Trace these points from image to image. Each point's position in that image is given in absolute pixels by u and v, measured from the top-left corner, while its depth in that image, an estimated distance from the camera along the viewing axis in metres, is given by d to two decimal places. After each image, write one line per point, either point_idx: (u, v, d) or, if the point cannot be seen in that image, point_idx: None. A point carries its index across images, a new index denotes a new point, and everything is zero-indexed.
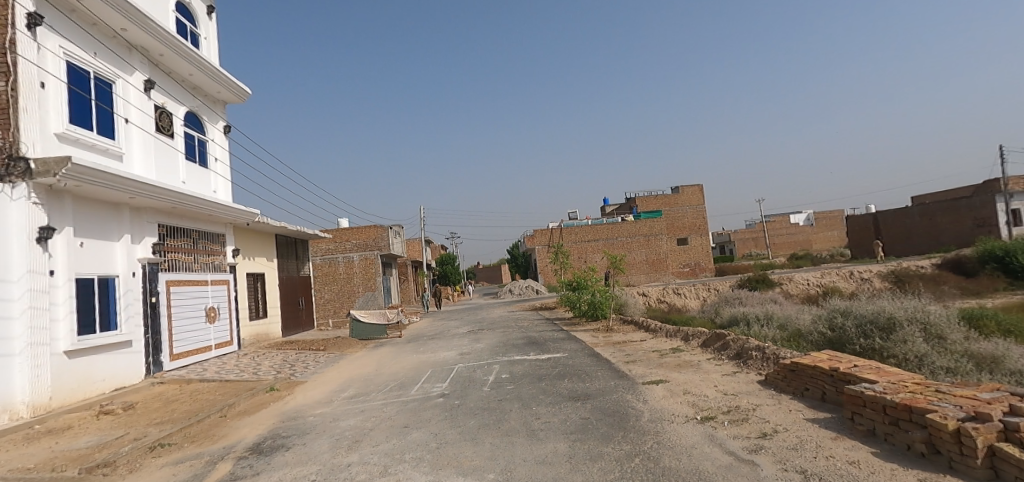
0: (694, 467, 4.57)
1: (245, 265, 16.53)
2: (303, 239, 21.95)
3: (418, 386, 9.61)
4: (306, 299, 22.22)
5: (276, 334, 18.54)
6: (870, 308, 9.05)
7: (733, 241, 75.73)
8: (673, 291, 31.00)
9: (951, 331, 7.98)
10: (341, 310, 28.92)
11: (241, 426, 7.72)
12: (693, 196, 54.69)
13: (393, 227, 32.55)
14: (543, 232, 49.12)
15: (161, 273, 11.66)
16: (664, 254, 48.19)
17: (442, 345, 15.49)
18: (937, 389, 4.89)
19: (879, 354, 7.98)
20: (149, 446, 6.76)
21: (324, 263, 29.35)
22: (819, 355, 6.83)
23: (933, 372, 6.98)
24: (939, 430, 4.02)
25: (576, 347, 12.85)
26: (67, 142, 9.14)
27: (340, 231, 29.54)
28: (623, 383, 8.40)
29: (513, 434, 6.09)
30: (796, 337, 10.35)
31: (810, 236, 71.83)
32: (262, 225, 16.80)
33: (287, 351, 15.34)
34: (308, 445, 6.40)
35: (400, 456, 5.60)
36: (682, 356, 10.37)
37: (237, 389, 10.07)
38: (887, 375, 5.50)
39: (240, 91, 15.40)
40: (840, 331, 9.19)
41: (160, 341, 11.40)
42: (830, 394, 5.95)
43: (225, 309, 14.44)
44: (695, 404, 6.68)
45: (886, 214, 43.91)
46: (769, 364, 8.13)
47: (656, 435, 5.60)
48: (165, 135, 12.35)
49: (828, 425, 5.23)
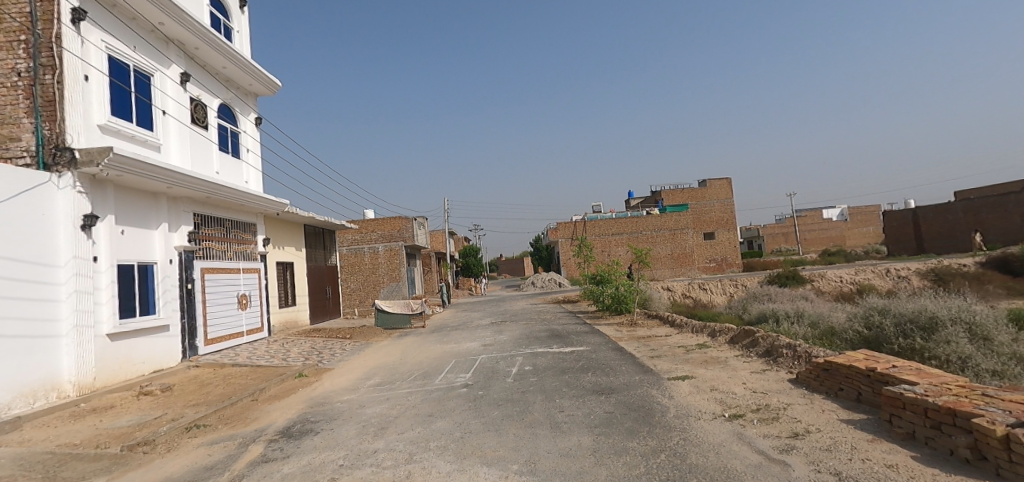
0: (723, 465, 4.51)
1: (275, 253, 16.91)
2: (330, 229, 22.33)
3: (443, 376, 9.70)
4: (333, 289, 22.59)
5: (303, 322, 18.92)
6: (912, 307, 8.75)
7: (761, 236, 74.45)
8: (700, 287, 30.59)
9: (998, 332, 7.67)
10: (366, 300, 29.24)
11: (271, 410, 7.92)
12: (722, 189, 54.04)
13: (417, 220, 32.98)
14: (566, 225, 48.98)
15: (196, 261, 11.99)
16: (690, 249, 47.55)
17: (466, 335, 15.60)
18: (984, 393, 4.70)
19: (919, 354, 7.70)
20: (185, 426, 6.99)
21: (349, 253, 29.70)
22: (855, 354, 6.63)
23: (978, 376, 6.72)
24: (987, 436, 3.87)
25: (599, 341, 12.79)
26: (108, 133, 9.43)
27: (367, 222, 29.94)
28: (648, 378, 8.33)
29: (537, 426, 6.10)
30: (829, 335, 10.09)
31: (843, 232, 69.85)
32: (291, 215, 17.12)
33: (314, 339, 15.65)
34: (335, 430, 6.53)
35: (426, 444, 5.66)
36: (709, 352, 10.23)
37: (267, 374, 10.34)
38: (928, 376, 5.31)
39: (271, 84, 15.69)
40: (877, 330, 8.91)
41: (194, 326, 11.75)
42: (866, 395, 5.79)
43: (256, 296, 14.80)
44: (722, 401, 6.58)
45: (926, 210, 42.40)
46: (800, 363, 7.94)
47: (683, 431, 5.54)
48: (200, 126, 12.66)
49: (864, 426, 5.09)
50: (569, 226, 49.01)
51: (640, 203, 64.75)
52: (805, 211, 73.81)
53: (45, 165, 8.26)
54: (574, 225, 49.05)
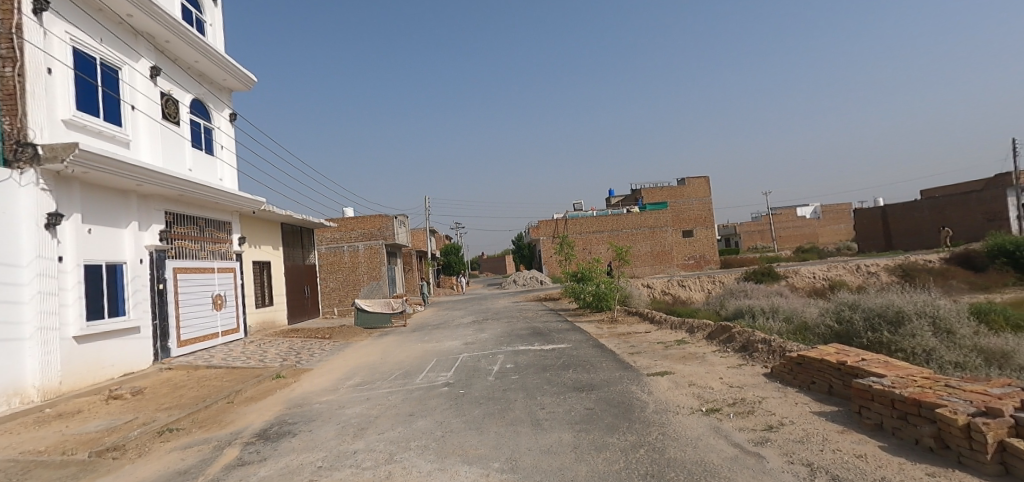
0: (699, 458, 4.59)
1: (251, 253, 16.62)
2: (308, 228, 22.02)
3: (424, 374, 9.67)
4: (311, 288, 22.31)
5: (281, 322, 18.65)
6: (880, 301, 9.02)
7: (737, 233, 75.75)
8: (679, 284, 31.00)
9: (961, 325, 7.94)
10: (346, 300, 28.91)
11: (248, 412, 7.80)
12: (700, 188, 54.79)
13: (397, 218, 32.76)
14: (548, 223, 49.07)
15: (168, 260, 11.72)
16: (669, 246, 48.14)
17: (448, 334, 15.54)
18: (946, 384, 4.86)
19: (886, 348, 7.94)
20: (157, 431, 6.84)
21: (328, 252, 29.37)
22: (826, 348, 6.81)
23: (941, 367, 6.95)
24: (949, 425, 4.01)
25: (580, 338, 12.87)
26: (74, 129, 9.18)
27: (346, 220, 29.59)
28: (628, 374, 8.43)
29: (518, 424, 6.13)
30: (802, 330, 10.34)
31: (816, 230, 71.48)
32: (268, 213, 16.86)
33: (292, 339, 15.46)
34: (314, 431, 6.46)
35: (406, 444, 5.65)
36: (687, 347, 10.38)
37: (243, 376, 10.18)
38: (895, 369, 5.48)
39: (246, 79, 15.41)
40: (847, 324, 9.17)
41: (167, 328, 11.49)
42: (837, 388, 5.94)
43: (232, 296, 14.55)
44: (700, 396, 6.69)
45: (894, 208, 43.69)
46: (775, 357, 8.12)
47: (661, 426, 5.62)
48: (171, 122, 12.38)
49: (836, 418, 5.22)
50: (550, 224, 49.10)
51: (620, 202, 65.29)
52: (780, 209, 75.36)
53: (5, 160, 7.88)
54: (555, 224, 49.20)
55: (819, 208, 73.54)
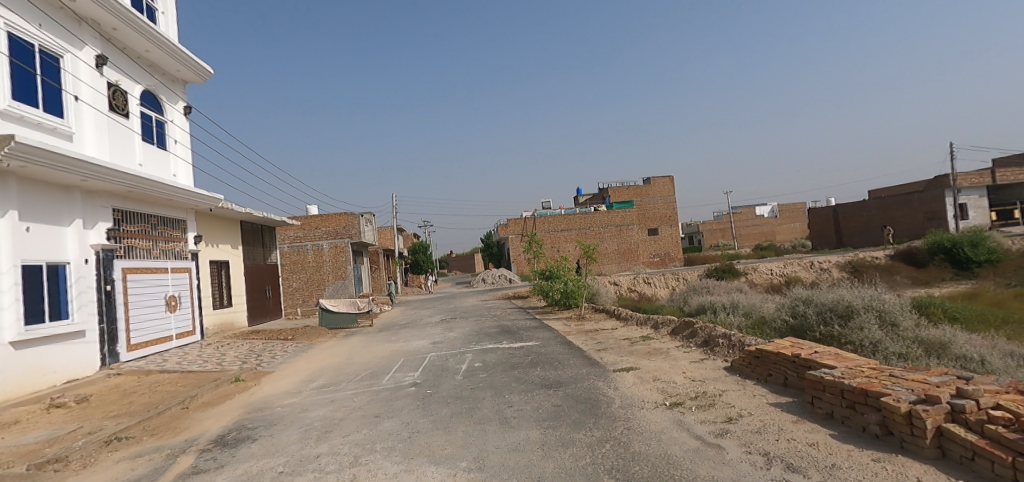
0: (663, 451, 4.72)
1: (208, 252, 16.12)
2: (269, 226, 21.49)
3: (391, 375, 9.59)
4: (273, 288, 21.78)
5: (241, 323, 18.15)
6: (831, 296, 9.42)
7: (700, 231, 77.67)
8: (644, 281, 31.59)
9: (904, 318, 8.36)
10: (309, 300, 28.34)
11: (204, 418, 7.59)
12: (665, 187, 55.84)
13: (363, 216, 32.28)
14: (517, 221, 49.19)
15: (116, 260, 11.26)
16: (635, 244, 48.96)
17: (415, 334, 15.43)
18: (891, 374, 5.12)
19: (837, 340, 8.31)
20: (104, 440, 6.58)
21: (292, 251, 28.71)
22: (782, 341, 7.07)
23: (886, 358, 7.32)
24: (892, 412, 4.23)
25: (549, 336, 12.97)
26: (9, 119, 8.73)
27: (310, 217, 28.97)
28: (595, 370, 8.56)
29: (486, 422, 6.16)
30: (760, 324, 10.70)
31: (774, 228, 73.96)
32: (225, 210, 16.38)
33: (253, 341, 15.08)
34: (274, 436, 6.34)
35: (372, 446, 5.60)
36: (652, 343, 10.61)
37: (199, 380, 9.87)
38: (845, 360, 5.75)
39: (201, 70, 14.93)
40: (802, 318, 9.55)
41: (116, 331, 11.05)
42: (792, 379, 6.18)
43: (187, 297, 14.09)
44: (664, 390, 6.86)
45: (845, 207, 45.64)
46: (734, 351, 8.39)
47: (627, 421, 5.74)
48: (119, 114, 11.90)
49: (790, 408, 5.44)
50: (519, 222, 49.23)
51: (588, 200, 65.99)
52: (741, 207, 77.63)
53: None
54: (524, 222, 49.39)
55: (777, 207, 76.12)
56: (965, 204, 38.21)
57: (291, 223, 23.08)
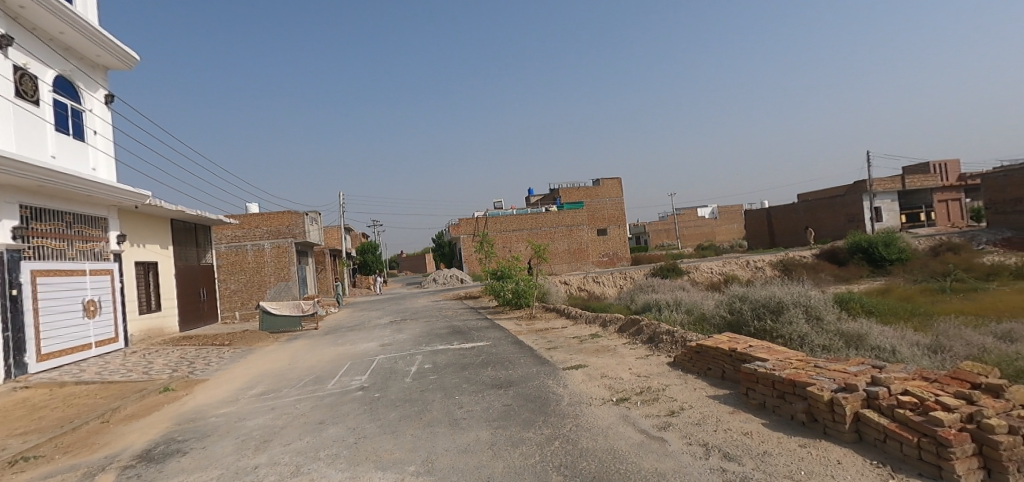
0: (609, 446, 4.87)
1: (133, 252, 15.23)
2: (203, 225, 20.55)
3: (336, 379, 9.38)
4: (208, 291, 20.81)
5: (171, 328, 17.24)
6: (764, 293, 9.96)
7: (647, 232, 80.01)
8: (593, 280, 32.23)
9: (828, 312, 8.96)
10: (249, 302, 27.24)
11: (127, 432, 7.18)
12: (614, 188, 57.04)
13: (308, 215, 31.33)
14: (469, 221, 49.09)
15: (25, 262, 10.45)
16: (585, 244, 49.88)
17: (363, 336, 15.13)
18: (816, 365, 5.49)
19: (769, 335, 8.80)
20: (10, 460, 6.11)
21: (230, 251, 27.48)
22: (721, 336, 7.41)
23: (812, 350, 7.81)
24: (817, 401, 4.53)
25: (500, 336, 13.05)
26: None
27: (251, 216, 27.77)
28: (544, 369, 8.69)
29: (435, 425, 6.14)
30: (701, 320, 11.17)
31: (715, 228, 77.23)
32: (152, 208, 15.54)
33: (185, 347, 14.37)
34: (207, 448, 6.08)
35: (315, 454, 5.48)
36: (600, 341, 10.88)
37: (123, 391, 9.31)
38: (777, 353, 6.10)
39: (124, 56, 14.11)
40: (738, 314, 10.04)
41: (24, 340, 10.25)
42: (729, 372, 6.50)
43: (109, 302, 13.26)
44: (611, 387, 7.06)
45: (778, 209, 48.26)
46: (677, 347, 8.73)
47: (575, 418, 5.87)
48: (29, 101, 11.06)
49: (727, 400, 5.73)
50: (470, 222, 49.12)
51: (539, 200, 66.65)
52: (685, 208, 80.52)
53: None
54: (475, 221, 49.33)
55: (718, 208, 79.49)
56: (880, 207, 41.01)
57: (229, 223, 22.11)
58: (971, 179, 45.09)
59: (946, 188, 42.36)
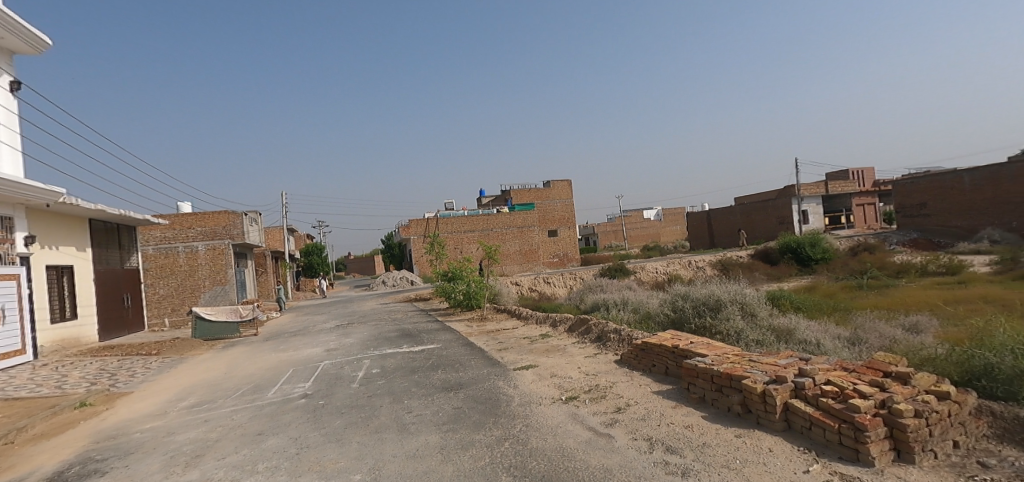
0: (558, 445, 4.93)
1: (44, 255, 14.15)
2: (126, 225, 19.34)
3: (277, 388, 9.04)
4: (133, 296, 19.59)
5: (90, 337, 16.11)
6: (704, 291, 10.37)
7: (596, 233, 81.63)
8: (544, 281, 32.55)
9: (761, 309, 9.44)
10: (180, 308, 25.81)
11: (37, 453, 6.65)
12: (564, 190, 57.79)
13: (248, 216, 30.03)
14: (419, 222, 48.54)
15: None
16: (536, 245, 50.31)
17: (307, 342, 14.66)
18: (750, 359, 5.77)
19: (708, 331, 9.17)
20: None
21: (158, 254, 25.93)
22: (664, 333, 7.66)
23: (747, 345, 8.20)
24: (750, 393, 4.77)
25: (450, 338, 12.96)
26: None
27: (184, 216, 26.45)
28: (495, 370, 8.70)
29: (383, 431, 6.03)
30: (646, 319, 11.51)
31: (660, 229, 79.76)
32: (66, 207, 14.50)
33: (106, 358, 13.46)
34: (131, 466, 5.73)
35: (253, 467, 5.26)
36: (550, 341, 11.01)
37: (32, 409, 8.61)
38: (715, 349, 6.37)
39: (33, 39, 13.11)
40: (680, 312, 10.40)
41: None
42: (672, 369, 6.73)
43: (15, 311, 12.24)
44: (560, 386, 7.16)
45: (716, 211, 50.37)
46: (624, 345, 8.95)
47: (525, 418, 5.92)
48: None
49: (670, 395, 5.94)
50: (421, 223, 48.56)
51: (491, 201, 66.69)
52: (632, 210, 82.67)
53: None
54: (426, 222, 48.77)
55: (663, 210, 82.09)
56: (806, 210, 43.26)
57: (158, 223, 20.88)
58: (885, 185, 48.66)
59: (863, 192, 45.52)
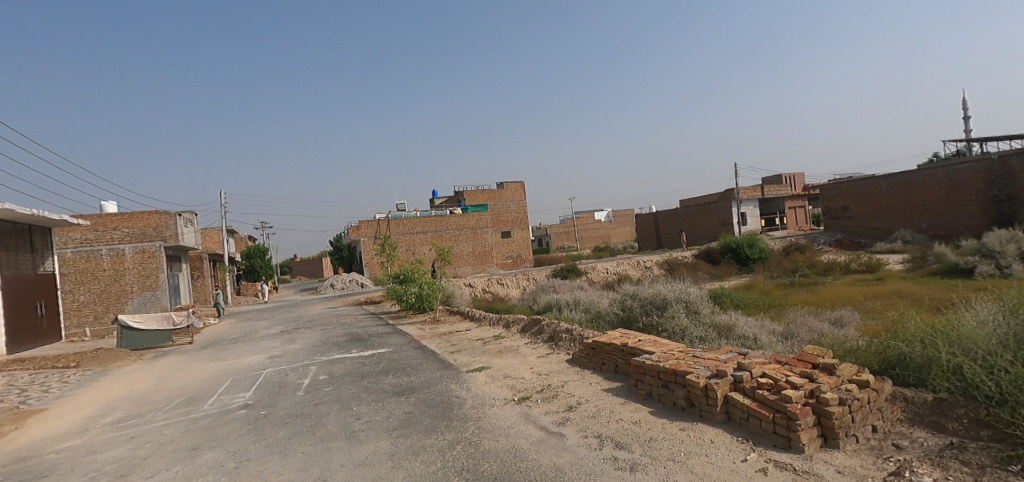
0: (511, 446, 4.90)
1: None
2: (39, 226, 17.89)
3: (214, 399, 8.58)
4: (47, 304, 18.16)
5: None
6: (651, 290, 10.62)
7: (548, 234, 82.45)
8: (497, 282, 32.52)
9: (704, 306, 9.76)
10: (105, 315, 24.13)
11: None
12: (517, 191, 58.05)
13: (183, 217, 28.47)
14: (369, 223, 47.54)
15: None
16: (489, 246, 50.25)
17: (249, 349, 14.01)
18: (694, 355, 5.92)
19: (655, 329, 9.39)
20: None
21: (78, 257, 23.92)
22: (614, 332, 7.76)
23: (691, 341, 8.45)
24: (694, 387, 4.89)
25: (402, 341, 12.72)
26: None
27: (110, 217, 25.04)
28: (447, 373, 8.58)
29: (329, 439, 5.82)
30: (597, 318, 11.67)
31: (610, 230, 81.47)
32: None
33: (16, 373, 12.38)
34: None
35: None
36: (503, 342, 10.98)
37: None
38: (662, 346, 6.51)
39: None
40: (629, 311, 10.60)
41: None
42: (621, 366, 6.84)
43: None
44: (513, 387, 7.13)
45: (663, 213, 51.88)
46: (575, 344, 9.03)
47: (477, 420, 5.85)
48: None
49: (619, 392, 6.02)
50: (371, 224, 47.58)
51: (444, 202, 66.12)
52: (583, 212, 84.02)
53: None
54: (377, 223, 47.79)
55: (613, 212, 83.88)
56: (745, 212, 45.11)
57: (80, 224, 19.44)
58: (815, 188, 51.63)
59: (796, 195, 48.09)
